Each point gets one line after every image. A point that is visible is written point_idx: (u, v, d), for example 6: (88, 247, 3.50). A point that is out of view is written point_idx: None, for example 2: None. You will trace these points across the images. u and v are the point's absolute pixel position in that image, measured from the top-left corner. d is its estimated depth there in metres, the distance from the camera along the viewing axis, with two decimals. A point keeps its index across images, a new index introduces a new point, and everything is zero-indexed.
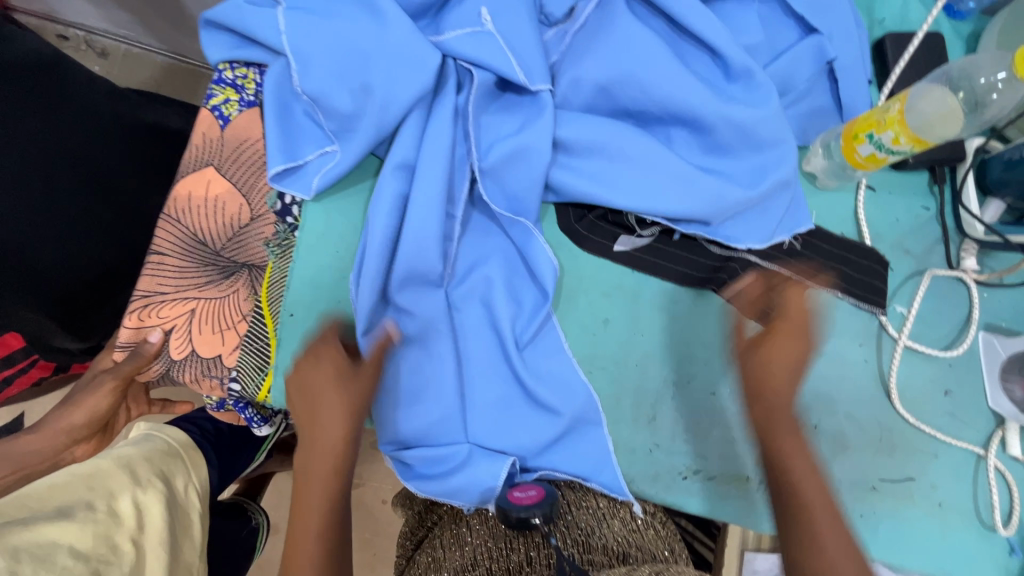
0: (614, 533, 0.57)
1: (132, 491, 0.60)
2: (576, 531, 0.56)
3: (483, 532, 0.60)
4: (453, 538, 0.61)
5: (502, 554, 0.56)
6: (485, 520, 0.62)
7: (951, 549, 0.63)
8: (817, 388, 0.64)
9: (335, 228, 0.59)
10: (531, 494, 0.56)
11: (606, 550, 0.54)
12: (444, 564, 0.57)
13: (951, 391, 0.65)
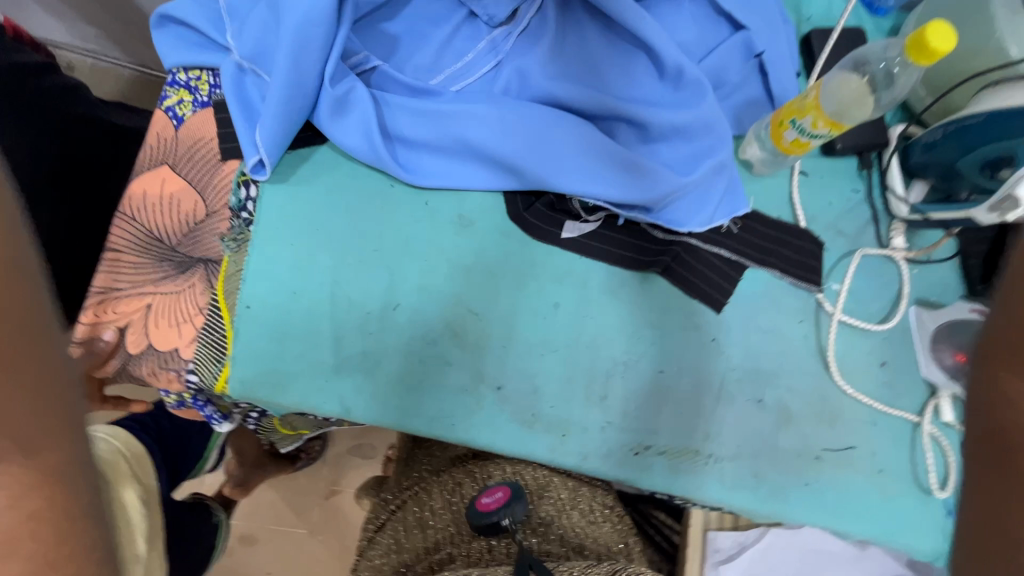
0: (572, 524, 0.69)
1: None
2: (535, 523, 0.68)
3: (445, 518, 0.70)
4: (415, 521, 0.71)
5: (463, 540, 0.67)
6: (448, 509, 0.71)
7: (893, 512, 0.66)
8: (762, 363, 0.67)
9: (289, 224, 0.61)
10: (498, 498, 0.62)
11: (564, 542, 0.67)
12: (407, 543, 0.69)
13: (886, 362, 0.69)
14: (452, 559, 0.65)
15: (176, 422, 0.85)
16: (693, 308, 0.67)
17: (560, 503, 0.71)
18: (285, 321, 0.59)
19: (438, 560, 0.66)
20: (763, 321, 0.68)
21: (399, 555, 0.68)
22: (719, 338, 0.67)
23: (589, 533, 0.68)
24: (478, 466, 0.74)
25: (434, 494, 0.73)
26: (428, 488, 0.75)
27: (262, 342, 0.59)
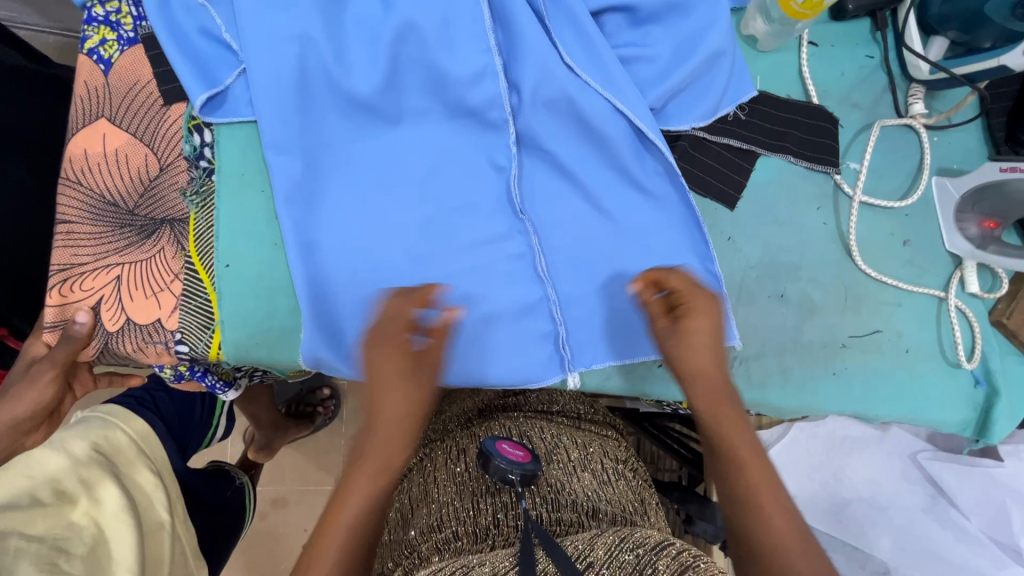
0: (583, 486, 0.61)
1: (88, 492, 0.60)
2: (546, 489, 0.59)
3: (452, 487, 0.62)
4: (420, 493, 0.63)
5: (468, 515, 0.57)
6: (453, 478, 0.63)
7: (921, 389, 0.66)
8: (781, 257, 0.64)
9: (254, 170, 0.55)
10: (517, 454, 0.58)
11: (576, 506, 0.58)
12: (412, 521, 0.60)
13: (909, 240, 0.66)
14: (458, 534, 0.56)
15: (174, 395, 0.81)
16: (705, 209, 0.63)
17: (571, 466, 0.64)
18: (272, 277, 0.55)
19: (442, 539, 0.56)
20: (779, 213, 0.64)
21: (404, 535, 0.59)
22: (734, 236, 0.63)
23: (604, 493, 0.61)
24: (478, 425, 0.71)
25: (438, 463, 0.66)
26: (431, 458, 0.68)
27: (250, 301, 0.54)
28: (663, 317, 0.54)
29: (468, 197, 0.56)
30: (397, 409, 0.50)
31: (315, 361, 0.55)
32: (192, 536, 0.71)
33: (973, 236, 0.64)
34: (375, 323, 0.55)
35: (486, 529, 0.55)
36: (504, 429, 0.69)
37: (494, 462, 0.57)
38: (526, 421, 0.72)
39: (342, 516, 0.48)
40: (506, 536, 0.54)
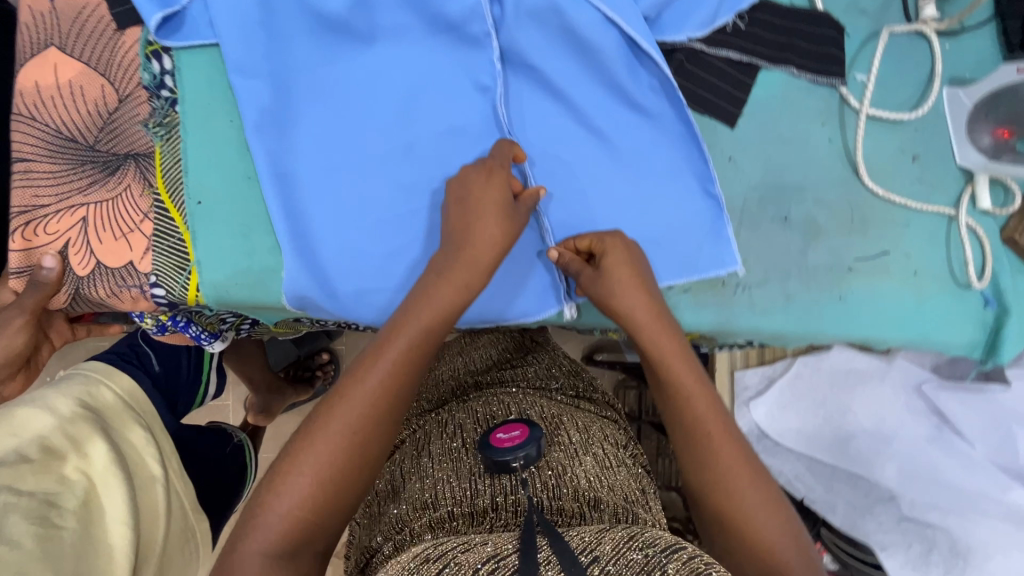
0: (585, 472, 0.59)
1: (76, 451, 0.60)
2: (547, 473, 0.58)
3: (448, 466, 0.61)
4: (415, 471, 0.62)
5: (466, 497, 0.56)
6: (450, 456, 0.62)
7: (929, 311, 0.64)
8: (785, 177, 0.61)
9: (221, 98, 0.51)
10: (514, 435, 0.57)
11: (578, 494, 0.56)
12: (405, 495, 0.59)
13: (918, 156, 0.63)
14: (455, 514, 0.55)
15: (158, 352, 0.83)
16: (703, 127, 0.59)
17: (572, 448, 0.63)
18: (249, 214, 0.52)
19: (436, 518, 0.55)
20: (781, 130, 0.60)
21: (398, 511, 0.59)
22: (735, 157, 0.60)
23: (605, 478, 0.60)
24: (477, 403, 0.69)
25: (435, 442, 0.65)
26: (427, 435, 0.67)
27: (226, 239, 0.51)
28: (588, 269, 0.53)
29: (451, 120, 0.53)
30: (436, 300, 0.48)
31: (301, 299, 0.53)
32: (188, 487, 0.73)
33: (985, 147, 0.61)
34: (361, 257, 0.53)
35: (484, 511, 0.55)
36: (505, 410, 0.67)
37: (494, 455, 0.56)
38: (528, 399, 0.70)
39: (350, 396, 0.46)
40: (505, 518, 0.53)
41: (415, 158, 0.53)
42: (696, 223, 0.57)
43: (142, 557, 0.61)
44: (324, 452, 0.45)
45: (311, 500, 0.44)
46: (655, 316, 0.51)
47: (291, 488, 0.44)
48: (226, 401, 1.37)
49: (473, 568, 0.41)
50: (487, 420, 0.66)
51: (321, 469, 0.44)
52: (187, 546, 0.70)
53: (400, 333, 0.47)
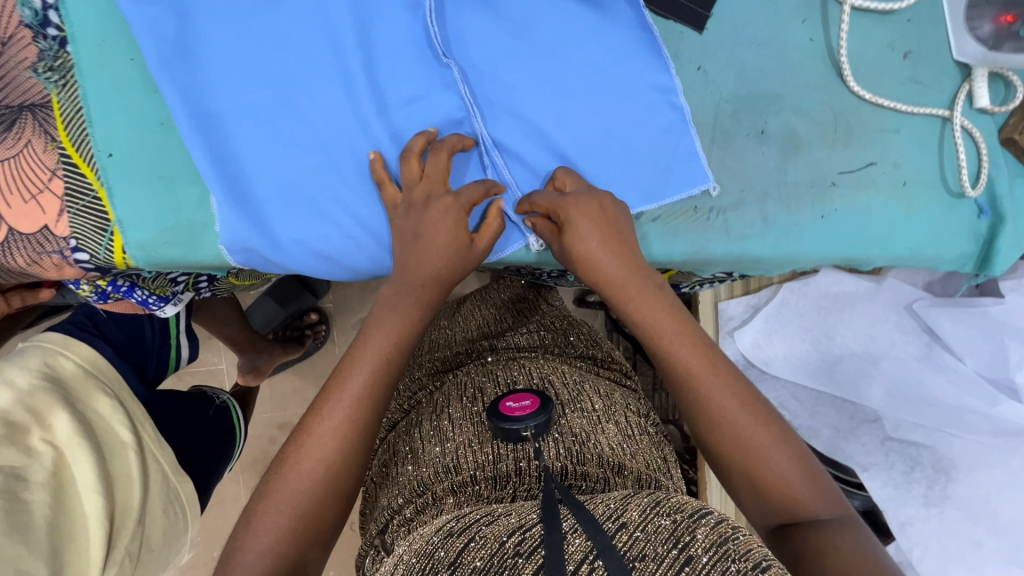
0: (610, 440, 0.59)
1: (40, 430, 0.60)
2: (571, 440, 0.57)
3: (469, 429, 0.60)
4: (435, 431, 0.61)
5: (489, 463, 0.56)
6: (470, 420, 0.61)
7: (917, 225, 0.59)
8: (761, 85, 0.55)
9: (117, 33, 0.46)
10: (526, 405, 0.56)
11: (602, 461, 0.56)
12: (424, 457, 0.60)
13: (910, 53, 0.57)
14: (477, 477, 0.55)
15: (117, 317, 0.80)
16: (667, 33, 0.53)
17: (595, 415, 0.62)
18: (168, 164, 0.47)
19: (458, 481, 0.55)
20: (756, 32, 0.54)
21: (417, 472, 0.59)
22: (705, 66, 0.54)
23: (628, 449, 0.59)
24: (497, 368, 0.69)
25: (455, 403, 0.64)
26: (445, 396, 0.67)
27: (148, 192, 0.47)
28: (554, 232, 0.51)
29: (379, 39, 0.48)
30: (386, 323, 0.50)
31: (245, 253, 0.49)
32: (166, 452, 0.74)
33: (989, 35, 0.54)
34: (298, 198, 0.49)
35: (506, 476, 0.55)
36: (524, 375, 0.66)
37: (504, 426, 0.55)
38: (549, 365, 0.69)
39: (319, 434, 0.47)
40: (527, 485, 0.54)
41: (351, 89, 0.48)
42: (662, 139, 0.53)
43: (119, 522, 0.63)
44: (301, 487, 0.46)
45: (298, 533, 0.46)
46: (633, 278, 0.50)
47: (267, 528, 0.45)
48: (221, 364, 1.37)
49: (497, 545, 0.41)
50: (506, 382, 0.65)
51: (299, 504, 0.46)
52: (170, 508, 0.72)
53: (358, 364, 0.49)
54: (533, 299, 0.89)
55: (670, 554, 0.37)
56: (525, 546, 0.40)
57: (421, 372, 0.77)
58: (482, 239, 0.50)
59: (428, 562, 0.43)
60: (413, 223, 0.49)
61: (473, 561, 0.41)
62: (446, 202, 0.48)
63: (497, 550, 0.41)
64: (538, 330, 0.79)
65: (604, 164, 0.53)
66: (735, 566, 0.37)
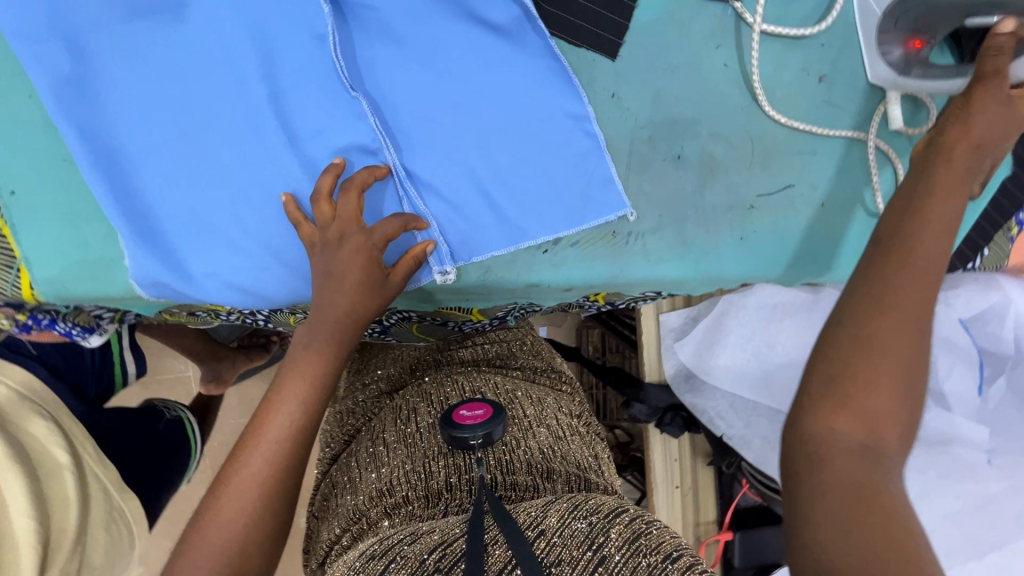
0: (540, 445, 0.66)
1: None
2: (502, 451, 0.64)
3: (402, 454, 0.66)
4: (372, 459, 0.67)
5: (422, 479, 0.62)
6: (405, 443, 0.67)
7: (835, 245, 0.60)
8: (676, 110, 0.55)
9: (12, 73, 0.45)
10: (478, 415, 0.61)
11: (530, 468, 0.63)
12: (363, 485, 0.65)
13: (825, 76, 0.57)
14: (410, 498, 0.61)
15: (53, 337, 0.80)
16: (580, 60, 0.54)
17: (527, 423, 0.69)
18: (71, 202, 0.47)
19: (393, 503, 0.61)
20: (670, 58, 0.55)
21: (356, 501, 0.64)
22: (620, 93, 0.54)
23: (558, 450, 0.67)
24: (433, 387, 0.75)
25: (392, 429, 0.70)
26: (384, 422, 0.72)
27: (52, 228, 0.47)
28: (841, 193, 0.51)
29: (286, 73, 0.48)
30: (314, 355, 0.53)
31: (157, 288, 0.49)
32: (111, 469, 0.75)
33: (902, 57, 0.55)
34: (210, 233, 0.49)
35: (438, 493, 0.61)
36: (459, 392, 0.73)
37: (454, 434, 0.59)
38: (482, 378, 0.76)
39: (238, 482, 0.51)
40: (457, 501, 0.60)
41: (258, 122, 0.48)
42: (577, 165, 0.54)
43: (54, 545, 0.63)
44: (223, 537, 0.50)
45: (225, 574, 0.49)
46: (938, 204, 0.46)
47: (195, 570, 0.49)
48: (188, 371, 1.37)
49: (420, 562, 0.46)
50: (442, 402, 0.72)
51: (226, 549, 0.49)
52: (113, 526, 0.73)
53: (275, 410, 0.53)
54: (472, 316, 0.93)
55: (582, 559, 0.43)
56: (444, 563, 0.45)
57: (360, 396, 0.82)
58: (397, 275, 0.51)
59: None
60: (323, 258, 0.49)
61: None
62: (357, 240, 0.49)
63: (418, 566, 0.46)
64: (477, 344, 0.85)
65: (520, 192, 0.54)
66: (646, 561, 0.43)
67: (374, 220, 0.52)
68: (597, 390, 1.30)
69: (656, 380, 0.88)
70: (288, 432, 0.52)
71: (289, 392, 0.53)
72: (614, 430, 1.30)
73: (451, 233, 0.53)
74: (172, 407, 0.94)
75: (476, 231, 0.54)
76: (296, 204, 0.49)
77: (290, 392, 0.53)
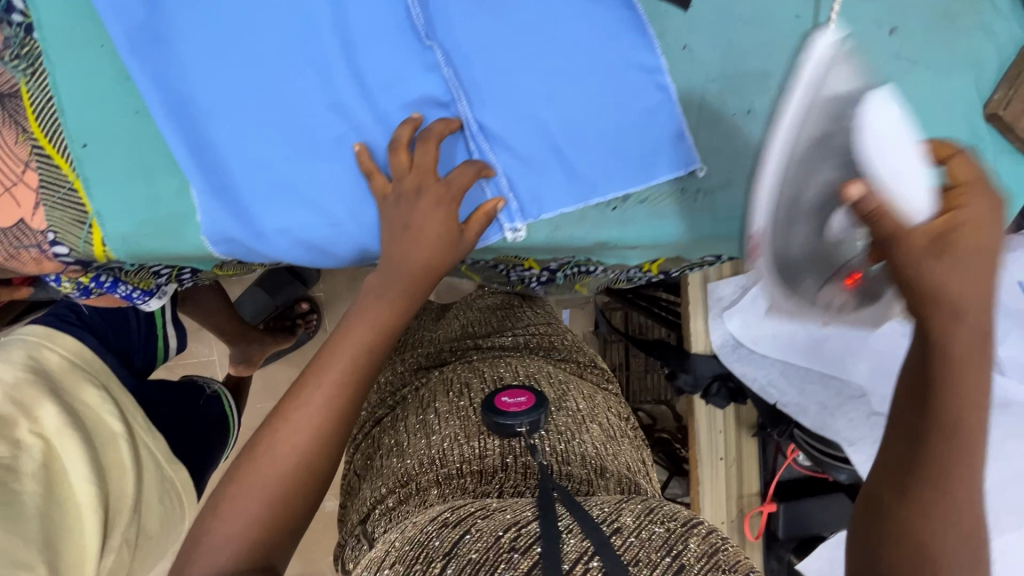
0: (591, 440, 0.62)
1: (26, 422, 0.60)
2: (557, 437, 0.60)
3: (454, 423, 0.63)
4: (423, 427, 0.65)
5: (473, 459, 0.58)
6: (457, 413, 0.64)
7: None
8: (747, 63, 0.54)
9: (85, 19, 0.44)
10: (521, 401, 0.56)
11: (585, 461, 0.58)
12: (411, 451, 0.63)
13: (897, 29, 0.57)
14: (463, 470, 0.58)
15: (101, 309, 0.80)
16: (652, 12, 0.53)
17: (579, 416, 0.65)
18: (145, 154, 0.46)
19: (443, 474, 0.58)
20: (743, 9, 0.54)
21: (403, 465, 0.62)
22: (691, 45, 0.53)
23: (610, 450, 0.63)
24: (485, 363, 0.72)
25: (441, 399, 0.67)
26: (432, 391, 0.70)
27: (125, 183, 0.46)
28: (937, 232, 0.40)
29: (359, 21, 0.47)
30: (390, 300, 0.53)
31: (228, 244, 0.49)
32: (158, 440, 0.74)
33: (828, 251, 0.44)
34: (281, 186, 0.48)
35: (492, 470, 0.57)
36: (511, 373, 0.69)
37: (497, 421, 0.54)
38: (535, 365, 0.73)
39: (294, 419, 0.51)
40: (513, 480, 0.55)
41: (330, 72, 0.47)
42: (649, 118, 0.53)
43: (114, 510, 0.63)
44: (273, 472, 0.50)
45: (267, 518, 0.49)
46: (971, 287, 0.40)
47: (239, 511, 0.49)
48: (213, 356, 1.37)
49: (492, 540, 0.42)
50: (493, 378, 0.68)
51: (271, 491, 0.49)
52: (166, 495, 0.72)
53: (338, 352, 0.53)
54: (516, 306, 0.90)
55: (663, 561, 0.39)
56: (520, 543, 0.41)
57: (400, 370, 0.81)
58: (471, 230, 0.51)
59: (423, 550, 0.44)
60: (400, 208, 0.49)
61: (468, 554, 0.42)
62: (435, 192, 0.49)
63: (491, 545, 0.41)
64: (523, 333, 0.82)
65: (590, 146, 0.52)
66: None
67: (446, 172, 0.51)
68: (621, 372, 1.28)
69: (701, 353, 0.87)
70: (345, 381, 0.52)
71: (346, 342, 0.53)
72: (636, 413, 1.28)
73: (521, 189, 0.53)
74: (210, 383, 0.94)
75: (545, 186, 0.53)
76: (369, 154, 0.48)
77: (349, 342, 0.53)
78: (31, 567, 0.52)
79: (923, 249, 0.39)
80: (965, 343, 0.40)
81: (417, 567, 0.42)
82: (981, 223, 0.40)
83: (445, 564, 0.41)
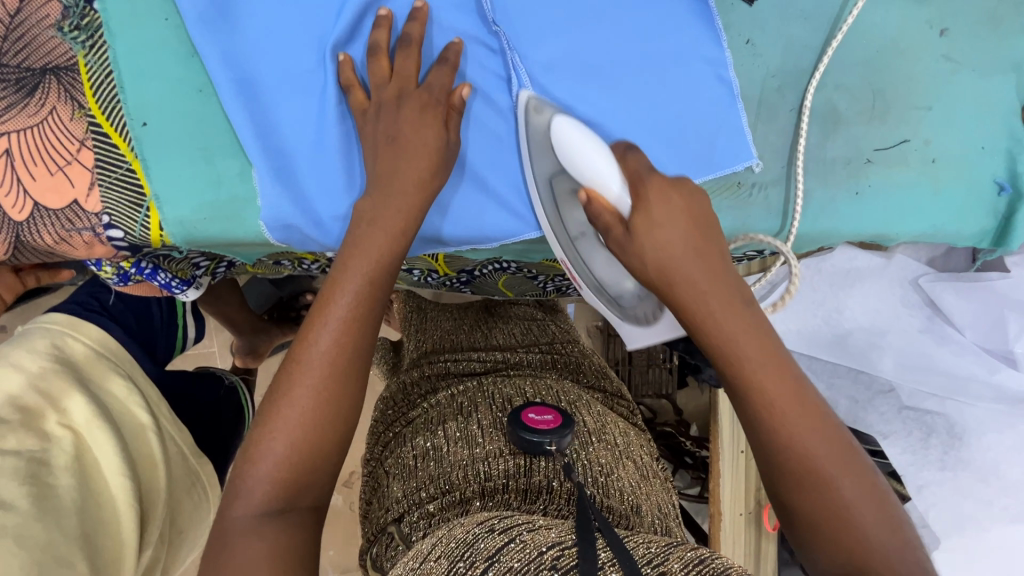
0: (628, 476, 0.58)
1: (55, 412, 0.57)
2: (596, 468, 0.56)
3: (500, 438, 0.58)
4: (463, 435, 0.58)
5: (523, 475, 0.53)
6: (499, 429, 0.59)
7: (944, 202, 0.60)
8: (809, 61, 0.55)
9: None
10: (549, 420, 0.55)
11: (623, 498, 0.54)
12: (450, 456, 0.56)
13: (946, 30, 0.58)
14: (509, 486, 0.52)
15: (123, 297, 0.78)
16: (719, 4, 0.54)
17: (616, 451, 0.61)
18: (207, 134, 0.45)
19: (490, 487, 0.53)
20: (803, 5, 0.55)
21: (441, 469, 0.55)
22: (754, 40, 0.54)
23: (645, 490, 0.58)
24: (525, 383, 0.68)
25: (482, 410, 0.62)
26: (471, 399, 0.64)
27: (185, 165, 0.44)
28: (618, 225, 0.47)
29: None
30: (390, 222, 0.45)
31: (286, 231, 0.47)
32: (184, 433, 0.71)
33: (613, 269, 0.54)
34: (342, 170, 0.47)
35: (537, 491, 0.52)
36: (552, 394, 0.66)
37: (523, 437, 0.54)
38: (574, 392, 0.69)
39: (307, 359, 0.44)
40: (558, 504, 0.50)
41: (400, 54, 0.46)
42: (710, 112, 0.53)
43: (148, 505, 0.61)
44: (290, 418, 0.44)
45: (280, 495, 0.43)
46: (679, 220, 0.46)
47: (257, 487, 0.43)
48: (212, 348, 1.32)
49: (535, 552, 0.36)
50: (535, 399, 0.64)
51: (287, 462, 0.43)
52: (194, 489, 0.70)
53: (341, 287, 0.45)
54: (546, 326, 0.88)
55: None
56: (562, 562, 0.35)
57: (428, 372, 0.74)
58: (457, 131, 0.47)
59: (466, 550, 0.39)
60: (382, 122, 0.45)
61: (509, 562, 0.36)
62: (418, 99, 0.46)
63: (532, 557, 0.36)
64: (549, 356, 0.78)
65: (648, 137, 0.52)
66: None
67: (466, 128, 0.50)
68: (624, 366, 1.26)
69: None
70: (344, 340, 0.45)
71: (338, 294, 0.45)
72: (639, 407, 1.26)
73: None
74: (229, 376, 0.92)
75: None
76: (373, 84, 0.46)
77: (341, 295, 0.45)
78: (71, 564, 0.49)
79: (621, 239, 0.47)
80: (758, 358, 0.43)
81: (461, 565, 0.38)
82: (664, 212, 0.46)
83: (486, 567, 0.36)
